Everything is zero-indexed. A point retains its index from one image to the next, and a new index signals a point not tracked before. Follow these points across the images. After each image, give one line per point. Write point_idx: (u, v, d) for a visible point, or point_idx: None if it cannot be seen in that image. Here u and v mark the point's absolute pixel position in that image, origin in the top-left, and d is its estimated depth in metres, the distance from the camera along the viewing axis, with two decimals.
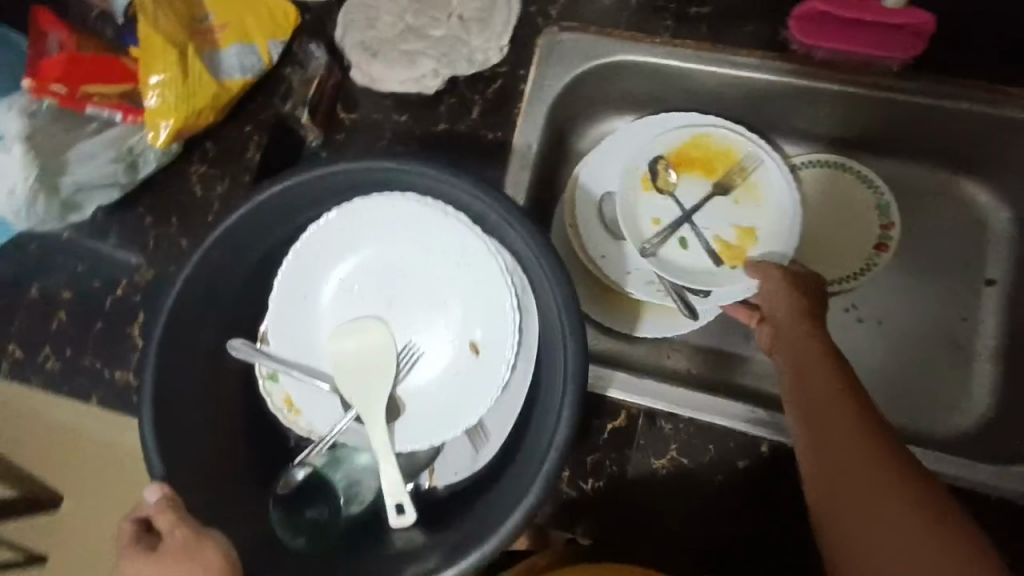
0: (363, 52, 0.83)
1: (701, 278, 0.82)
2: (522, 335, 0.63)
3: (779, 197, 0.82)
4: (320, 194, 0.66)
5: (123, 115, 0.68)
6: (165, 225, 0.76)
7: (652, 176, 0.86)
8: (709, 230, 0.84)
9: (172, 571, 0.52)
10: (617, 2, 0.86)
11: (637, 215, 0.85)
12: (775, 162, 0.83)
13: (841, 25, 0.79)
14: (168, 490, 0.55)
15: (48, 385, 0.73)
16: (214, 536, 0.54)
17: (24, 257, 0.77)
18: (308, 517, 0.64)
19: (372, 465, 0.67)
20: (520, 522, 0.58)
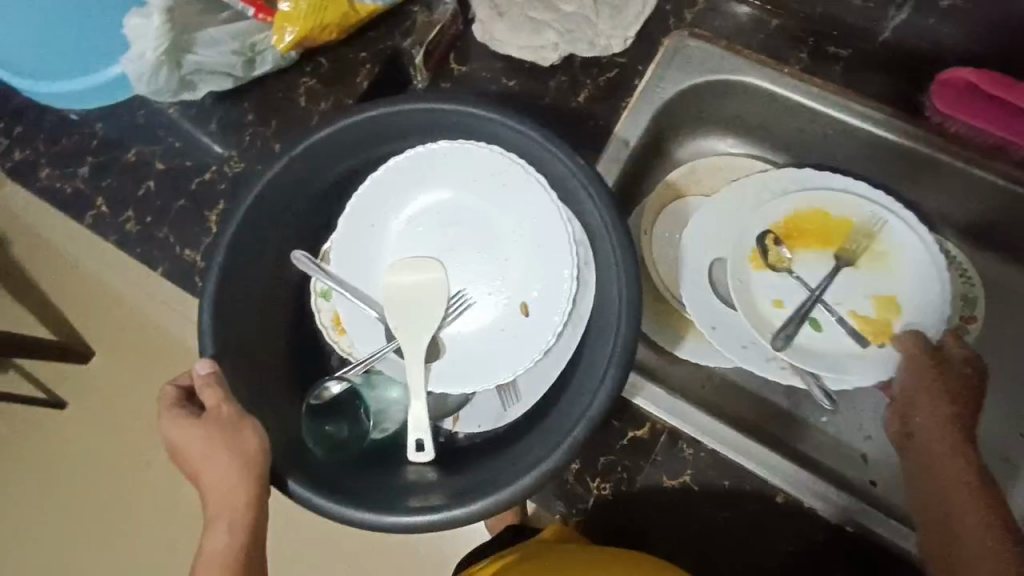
0: (491, 10, 0.84)
1: (845, 364, 0.76)
2: (574, 305, 0.65)
3: (917, 260, 0.77)
4: (413, 125, 0.67)
5: (255, 11, 0.70)
6: (263, 125, 0.79)
7: (762, 254, 0.80)
8: (843, 305, 0.78)
9: (209, 440, 0.57)
10: (755, 22, 0.83)
11: (757, 304, 0.79)
12: (903, 221, 0.78)
13: (985, 101, 0.75)
14: (217, 367, 0.60)
15: (122, 244, 0.77)
16: (252, 421, 0.59)
17: (130, 122, 0.81)
18: (331, 430, 0.67)
19: (403, 400, 0.70)
20: (531, 484, 0.59)
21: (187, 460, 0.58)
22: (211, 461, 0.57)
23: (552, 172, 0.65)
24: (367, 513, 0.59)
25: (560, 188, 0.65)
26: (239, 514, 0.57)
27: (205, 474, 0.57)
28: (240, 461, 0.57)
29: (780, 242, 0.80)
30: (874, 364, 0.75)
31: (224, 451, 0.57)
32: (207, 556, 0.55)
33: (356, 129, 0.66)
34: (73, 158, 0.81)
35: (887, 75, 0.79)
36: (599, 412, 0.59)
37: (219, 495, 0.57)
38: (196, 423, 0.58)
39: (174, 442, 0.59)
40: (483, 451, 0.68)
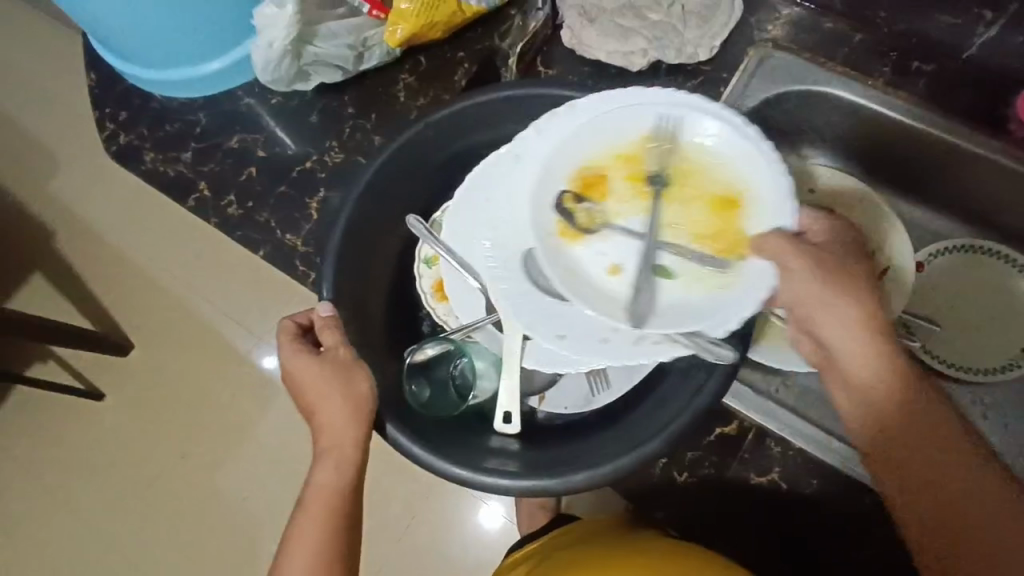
0: (582, 16, 0.87)
1: (755, 327, 0.61)
2: None
3: (728, 145, 0.63)
4: (534, 111, 0.72)
5: (370, 8, 0.73)
6: (364, 118, 0.82)
7: (567, 221, 0.66)
8: (680, 238, 0.64)
9: (322, 376, 0.61)
10: (839, 37, 0.86)
11: (557, 273, 0.64)
12: (673, 101, 0.64)
13: None
14: (337, 312, 0.64)
15: (224, 227, 0.80)
16: (363, 369, 0.62)
17: (233, 110, 0.85)
18: (421, 388, 0.69)
19: (493, 368, 0.71)
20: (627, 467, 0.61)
21: (301, 397, 0.63)
22: (324, 397, 0.60)
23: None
24: (456, 468, 0.62)
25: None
26: (348, 455, 0.61)
27: (318, 413, 0.61)
28: (352, 406, 0.60)
29: (584, 199, 0.66)
30: (694, 276, 0.63)
31: (338, 394, 0.60)
32: (318, 489, 0.60)
33: (481, 108, 0.71)
34: (177, 144, 0.84)
35: (973, 92, 0.81)
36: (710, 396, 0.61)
37: (330, 434, 0.61)
38: (314, 360, 0.61)
39: (290, 378, 0.63)
40: (570, 432, 0.69)
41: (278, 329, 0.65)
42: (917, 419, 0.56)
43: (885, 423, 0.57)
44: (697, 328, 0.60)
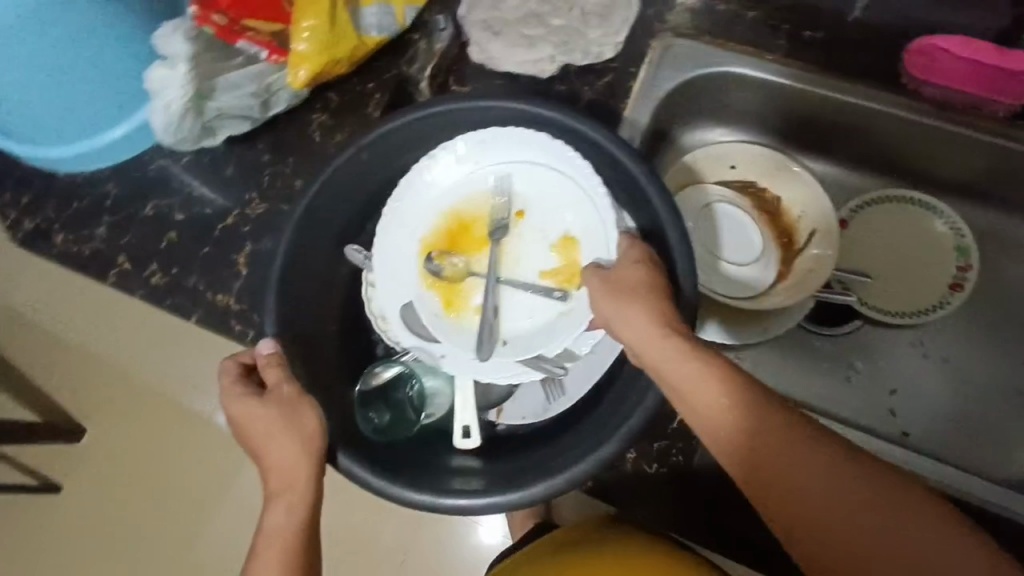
0: (485, 30, 0.87)
1: (545, 332, 0.69)
2: None
3: (530, 180, 0.71)
4: (465, 122, 0.71)
5: (268, 54, 0.71)
6: (281, 164, 0.80)
7: (436, 274, 0.72)
8: (525, 273, 0.71)
9: (269, 415, 0.59)
10: (733, 17, 0.89)
11: (437, 317, 0.71)
12: (509, 146, 0.70)
13: (958, 64, 0.80)
14: (279, 349, 0.63)
15: (152, 298, 0.77)
16: (311, 403, 0.61)
17: (143, 176, 0.81)
18: (375, 415, 0.69)
19: (447, 385, 0.72)
20: (587, 471, 0.61)
21: (247, 438, 0.61)
22: (273, 436, 0.59)
23: (610, 171, 0.67)
24: (417, 492, 0.62)
25: (619, 188, 0.67)
26: (298, 493, 0.59)
27: (266, 454, 0.59)
28: (302, 444, 0.59)
29: (448, 251, 0.72)
30: (544, 307, 0.70)
31: (285, 432, 0.59)
32: (270, 528, 0.58)
33: (401, 131, 0.70)
34: (88, 220, 0.81)
35: (863, 51, 0.85)
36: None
37: (280, 473, 0.59)
38: (257, 400, 0.60)
39: (234, 419, 0.61)
40: (529, 441, 0.70)
41: (219, 371, 0.63)
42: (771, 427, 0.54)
43: (730, 436, 0.55)
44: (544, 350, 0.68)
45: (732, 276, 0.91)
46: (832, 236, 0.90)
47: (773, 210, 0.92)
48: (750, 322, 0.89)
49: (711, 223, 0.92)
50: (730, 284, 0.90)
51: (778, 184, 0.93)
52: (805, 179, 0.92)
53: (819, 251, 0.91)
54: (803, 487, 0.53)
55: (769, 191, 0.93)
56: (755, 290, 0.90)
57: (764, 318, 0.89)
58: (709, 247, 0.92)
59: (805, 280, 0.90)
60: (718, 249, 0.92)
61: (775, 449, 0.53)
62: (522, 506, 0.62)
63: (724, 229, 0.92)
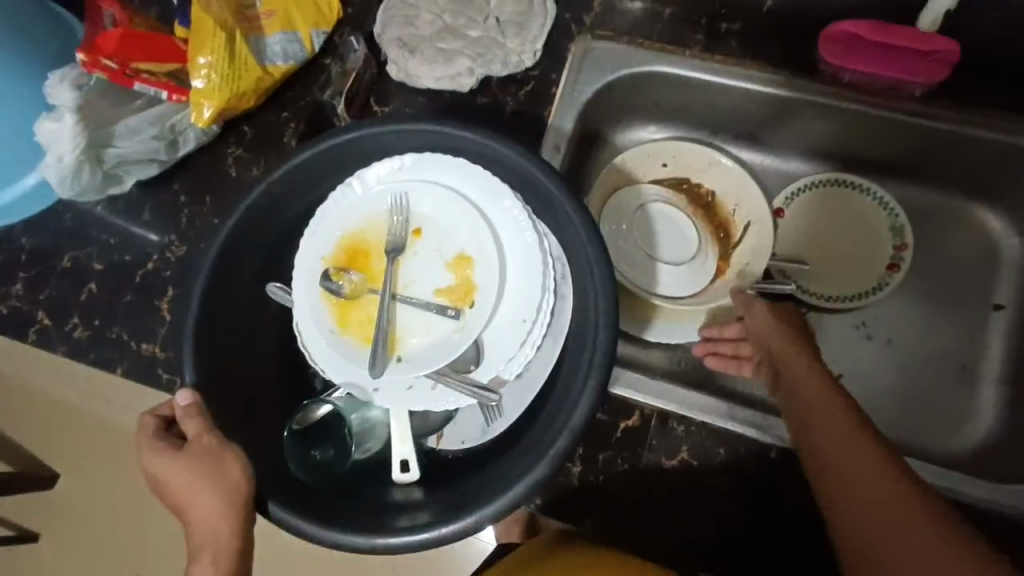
0: (401, 48, 0.85)
1: (447, 350, 0.65)
2: (553, 319, 0.67)
3: (427, 195, 0.68)
4: (388, 147, 0.71)
5: (168, 94, 0.69)
6: (198, 204, 0.78)
7: (333, 291, 0.68)
8: (421, 292, 0.68)
9: (188, 469, 0.57)
10: (651, 15, 0.88)
11: (344, 341, 0.67)
12: (418, 165, 0.69)
13: (868, 48, 0.79)
14: (199, 398, 0.61)
15: (74, 352, 0.75)
16: (235, 453, 0.59)
17: (57, 227, 0.79)
18: (314, 456, 0.66)
19: (385, 417, 0.70)
20: (520, 495, 0.61)
21: (168, 494, 0.59)
22: (194, 491, 0.57)
23: (530, 188, 0.68)
24: (356, 535, 0.61)
25: (538, 203, 0.68)
26: (223, 547, 0.57)
27: (187, 509, 0.57)
28: (224, 496, 0.57)
29: (345, 270, 0.69)
30: (440, 326, 0.66)
31: (206, 486, 0.57)
32: None
33: (316, 160, 0.69)
34: (5, 277, 0.78)
35: (779, 41, 0.85)
36: (597, 388, 0.61)
37: (203, 528, 0.57)
38: (175, 454, 0.58)
39: (155, 475, 0.59)
40: (469, 466, 0.68)
41: (136, 426, 0.61)
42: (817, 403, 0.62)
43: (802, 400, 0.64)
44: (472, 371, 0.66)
45: (671, 274, 0.91)
46: (764, 230, 0.90)
47: (708, 206, 0.93)
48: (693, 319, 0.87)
49: (647, 224, 0.92)
50: (669, 283, 0.91)
51: (710, 179, 0.92)
52: (742, 173, 0.92)
53: (755, 244, 0.91)
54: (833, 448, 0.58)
55: (702, 187, 0.93)
56: (695, 287, 0.90)
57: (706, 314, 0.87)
58: (647, 248, 0.91)
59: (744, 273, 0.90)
60: (655, 250, 0.92)
61: (819, 416, 0.61)
62: (460, 538, 0.61)
63: (661, 229, 0.92)
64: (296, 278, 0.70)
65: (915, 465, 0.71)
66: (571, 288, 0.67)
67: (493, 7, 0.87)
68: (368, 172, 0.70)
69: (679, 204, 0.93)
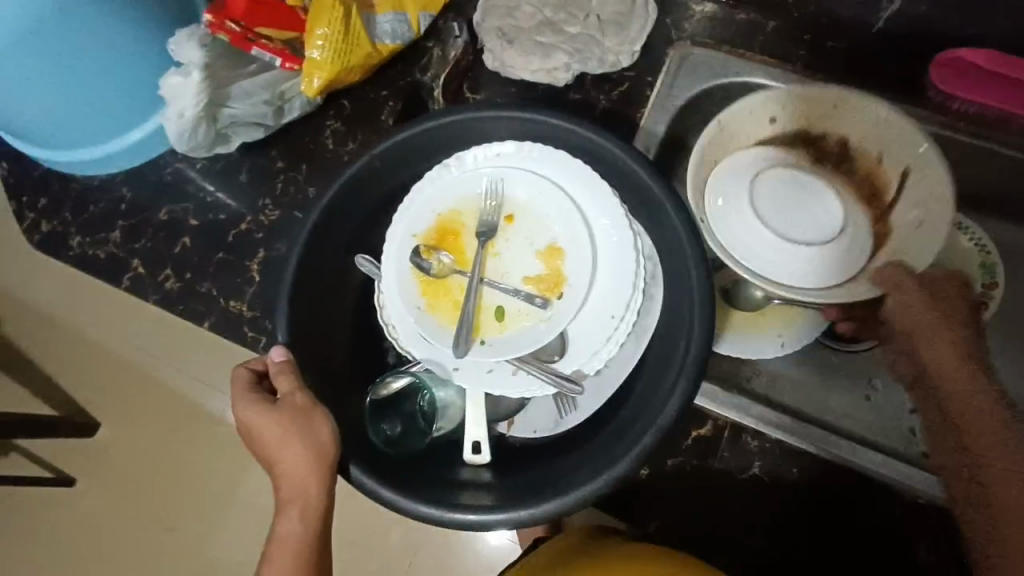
0: (500, 38, 0.86)
1: (533, 340, 0.65)
2: (642, 317, 0.66)
3: (523, 184, 0.69)
4: (487, 133, 0.72)
5: (283, 61, 0.72)
6: (295, 171, 0.80)
7: (423, 269, 0.69)
8: (509, 277, 0.68)
9: (280, 424, 0.59)
10: (753, 26, 0.87)
11: (429, 319, 0.68)
12: (517, 154, 0.70)
13: (982, 77, 0.79)
14: (291, 355, 0.63)
15: (163, 302, 0.77)
16: (323, 411, 0.60)
17: (158, 180, 0.82)
18: (383, 428, 0.67)
19: (458, 398, 0.70)
20: (599, 489, 0.61)
21: (259, 446, 0.60)
22: (283, 447, 0.58)
23: (628, 187, 0.69)
24: (424, 506, 0.61)
25: (634, 202, 0.69)
26: (311, 503, 0.59)
27: (276, 462, 0.58)
28: (314, 453, 0.58)
29: (436, 249, 0.69)
30: (527, 314, 0.67)
31: (297, 440, 0.58)
32: (282, 540, 0.58)
33: (420, 138, 0.71)
34: (104, 224, 0.81)
35: (885, 63, 0.83)
36: (684, 395, 0.60)
37: (291, 483, 0.58)
38: (267, 408, 0.59)
39: (246, 427, 0.60)
40: (539, 456, 0.68)
41: (230, 378, 0.63)
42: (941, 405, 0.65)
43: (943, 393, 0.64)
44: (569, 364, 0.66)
45: (822, 257, 0.69)
46: (928, 177, 0.70)
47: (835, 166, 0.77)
48: (764, 333, 0.87)
49: (770, 194, 0.71)
50: (821, 269, 0.69)
51: (838, 128, 0.75)
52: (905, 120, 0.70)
53: (916, 206, 0.70)
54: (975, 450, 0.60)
55: (824, 139, 0.76)
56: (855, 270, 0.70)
57: (779, 329, 0.87)
58: (784, 226, 0.69)
59: (909, 243, 0.70)
60: (792, 230, 0.70)
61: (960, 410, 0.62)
62: (537, 523, 0.61)
63: (790, 199, 0.71)
64: (385, 254, 0.71)
65: None
66: (661, 290, 0.67)
67: (595, 6, 0.87)
68: (465, 155, 0.70)
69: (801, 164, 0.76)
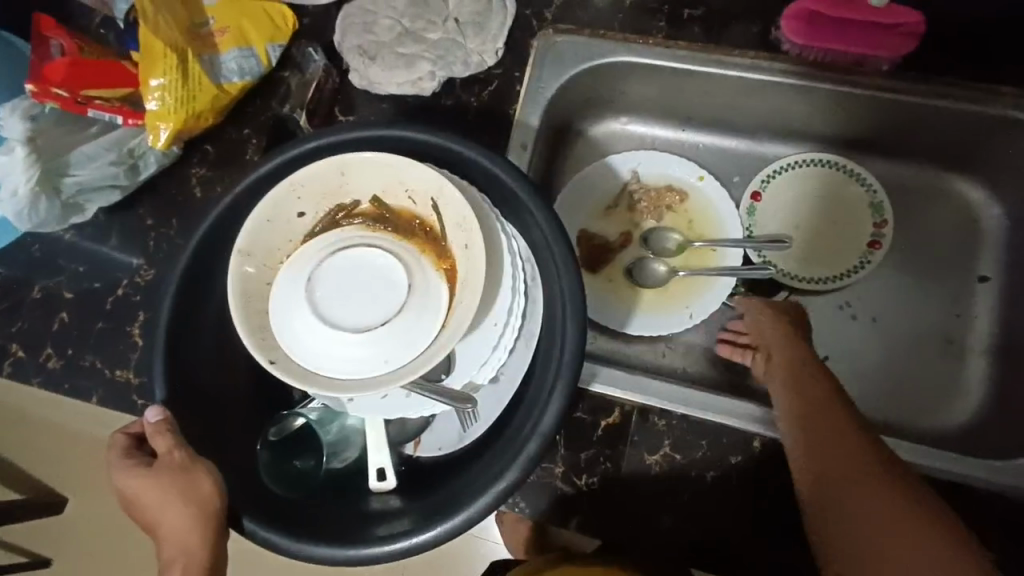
0: (361, 55, 0.84)
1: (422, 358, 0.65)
2: (525, 322, 0.66)
3: None
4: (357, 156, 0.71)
5: (124, 118, 0.71)
6: (165, 226, 0.78)
7: None
8: None
9: (158, 483, 0.58)
10: (611, 5, 0.87)
11: None
12: None
13: (832, 23, 0.80)
14: (168, 413, 0.61)
15: (49, 382, 0.75)
16: (207, 464, 0.60)
17: (27, 258, 0.79)
18: (294, 466, 0.67)
19: (361, 426, 0.70)
20: (495, 501, 0.63)
21: (140, 509, 0.59)
22: (165, 507, 0.57)
23: (497, 190, 0.68)
24: (337, 548, 0.61)
25: (506, 207, 0.68)
26: (195, 560, 0.57)
27: (160, 523, 0.58)
28: (196, 506, 0.58)
29: None
30: None
31: (178, 498, 0.57)
32: None
33: (281, 172, 0.69)
34: None
35: (744, 23, 0.84)
36: (568, 385, 0.63)
37: (173, 541, 0.58)
38: (146, 470, 0.59)
39: (124, 492, 0.59)
40: (448, 471, 0.68)
41: (110, 443, 0.62)
42: (813, 392, 0.69)
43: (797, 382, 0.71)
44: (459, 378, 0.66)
45: (403, 330, 0.59)
46: (451, 200, 0.62)
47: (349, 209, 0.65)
48: (673, 306, 0.88)
49: (335, 285, 0.60)
50: (405, 340, 0.59)
51: (362, 191, 0.65)
52: (419, 170, 0.63)
53: (460, 221, 0.62)
54: (818, 429, 0.65)
55: (364, 204, 0.65)
56: (438, 318, 0.60)
57: (686, 301, 0.88)
58: (355, 317, 0.59)
59: (470, 266, 0.61)
60: (339, 309, 0.60)
61: (817, 413, 0.66)
62: (444, 540, 0.63)
63: (362, 297, 0.60)
64: None
65: (907, 446, 0.71)
66: (542, 291, 0.67)
67: (452, 8, 0.86)
68: None
69: (349, 239, 0.62)
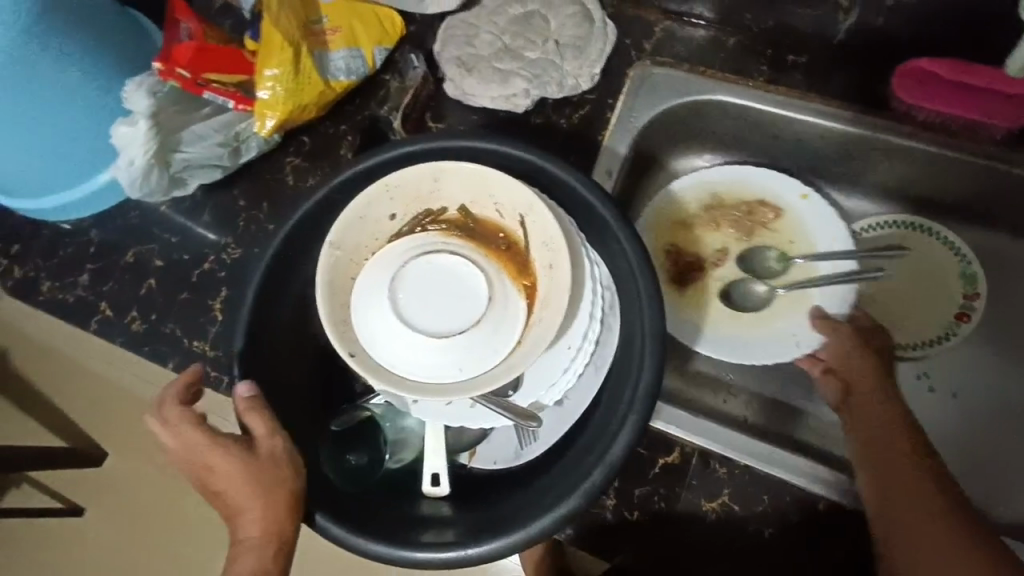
0: (459, 67, 0.86)
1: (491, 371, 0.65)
2: (597, 348, 0.66)
3: None
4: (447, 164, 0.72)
5: (235, 103, 0.74)
6: (256, 210, 0.81)
7: None
8: None
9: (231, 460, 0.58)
10: (712, 43, 0.86)
11: None
12: None
13: (949, 87, 0.77)
14: (257, 391, 0.62)
15: (129, 343, 0.78)
16: (286, 447, 0.60)
17: (126, 223, 0.83)
18: (351, 460, 0.68)
19: (420, 428, 0.71)
20: (548, 528, 0.62)
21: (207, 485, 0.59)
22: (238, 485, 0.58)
23: (583, 214, 0.68)
24: (385, 546, 0.61)
25: (591, 231, 0.68)
26: (269, 541, 0.58)
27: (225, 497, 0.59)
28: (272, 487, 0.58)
29: None
30: None
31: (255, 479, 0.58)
32: None
33: (373, 172, 0.71)
34: (74, 267, 0.83)
35: (846, 75, 0.83)
36: (639, 418, 0.62)
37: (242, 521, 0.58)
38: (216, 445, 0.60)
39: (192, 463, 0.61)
40: (500, 489, 0.68)
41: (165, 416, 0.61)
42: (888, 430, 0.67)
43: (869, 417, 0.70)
44: (525, 395, 0.66)
45: (480, 342, 0.59)
46: (540, 220, 0.62)
47: (434, 215, 0.66)
48: (775, 330, 0.83)
49: (417, 290, 0.61)
50: (482, 353, 0.59)
51: (452, 198, 0.66)
52: (509, 185, 0.64)
53: (547, 239, 0.62)
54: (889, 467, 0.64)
55: (452, 212, 0.66)
56: (513, 335, 0.60)
57: (791, 326, 0.83)
58: (435, 320, 0.60)
59: (550, 289, 0.61)
60: (420, 312, 0.60)
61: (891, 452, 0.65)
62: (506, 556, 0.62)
63: (443, 300, 0.61)
64: None
65: None
66: (617, 319, 0.66)
67: (553, 30, 0.87)
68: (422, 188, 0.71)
69: (435, 242, 0.63)
